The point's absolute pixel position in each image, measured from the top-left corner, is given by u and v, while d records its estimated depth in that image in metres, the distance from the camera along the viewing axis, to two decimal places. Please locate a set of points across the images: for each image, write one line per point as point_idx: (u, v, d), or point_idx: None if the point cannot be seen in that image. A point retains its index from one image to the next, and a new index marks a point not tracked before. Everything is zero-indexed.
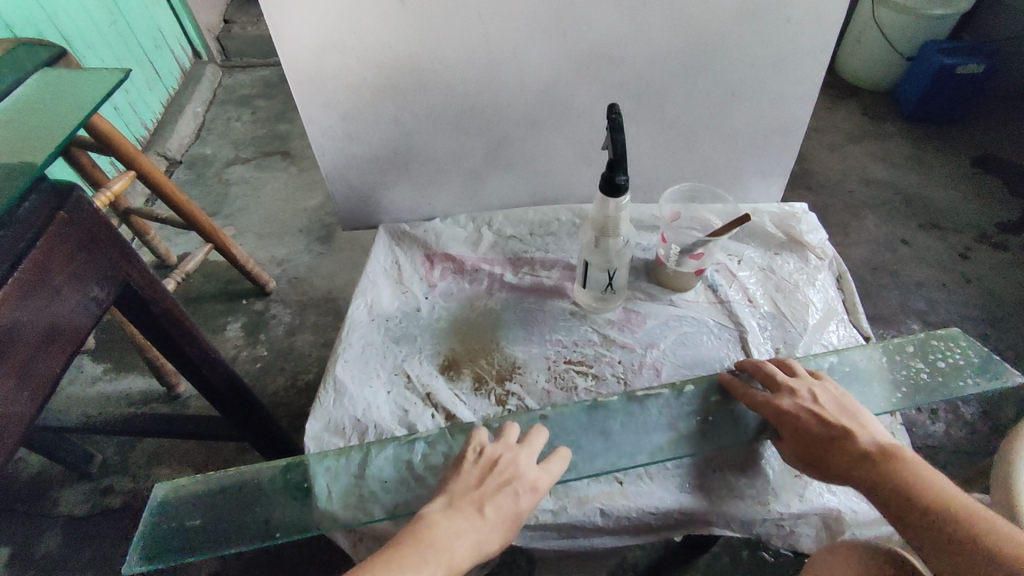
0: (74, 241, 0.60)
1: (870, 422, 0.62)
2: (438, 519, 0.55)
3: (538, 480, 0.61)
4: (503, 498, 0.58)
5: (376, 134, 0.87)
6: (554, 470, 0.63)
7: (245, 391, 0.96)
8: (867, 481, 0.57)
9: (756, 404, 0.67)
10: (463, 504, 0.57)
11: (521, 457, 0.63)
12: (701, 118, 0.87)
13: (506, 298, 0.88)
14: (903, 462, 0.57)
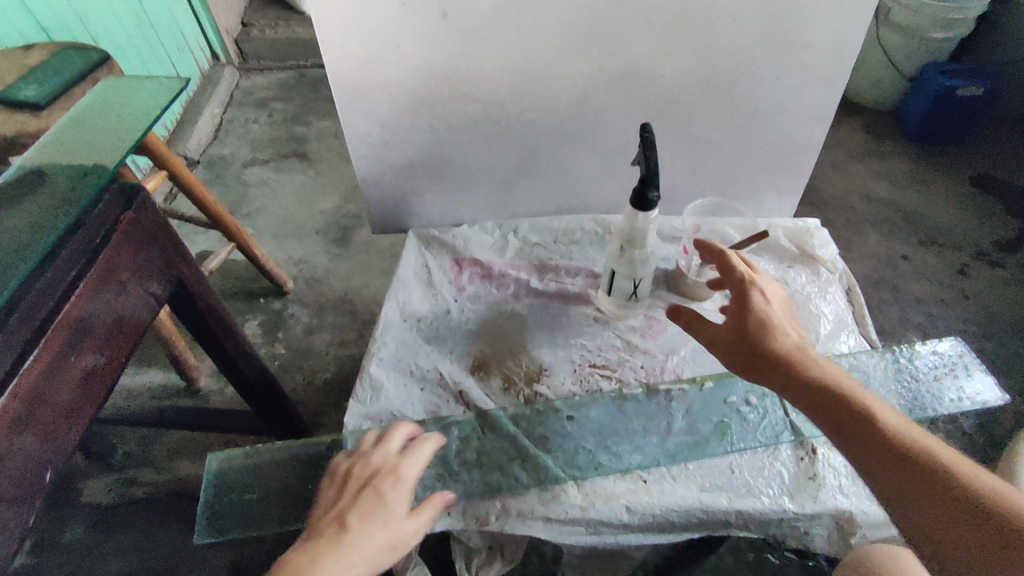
0: (138, 239, 0.63)
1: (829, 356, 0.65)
2: (295, 555, 0.57)
3: (399, 468, 0.64)
4: (360, 503, 0.60)
5: (411, 142, 0.91)
6: (415, 463, 0.65)
7: (275, 387, 0.99)
8: (821, 404, 0.60)
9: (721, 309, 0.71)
10: (325, 525, 0.59)
11: (371, 459, 0.65)
12: (722, 134, 0.91)
13: (532, 303, 0.92)
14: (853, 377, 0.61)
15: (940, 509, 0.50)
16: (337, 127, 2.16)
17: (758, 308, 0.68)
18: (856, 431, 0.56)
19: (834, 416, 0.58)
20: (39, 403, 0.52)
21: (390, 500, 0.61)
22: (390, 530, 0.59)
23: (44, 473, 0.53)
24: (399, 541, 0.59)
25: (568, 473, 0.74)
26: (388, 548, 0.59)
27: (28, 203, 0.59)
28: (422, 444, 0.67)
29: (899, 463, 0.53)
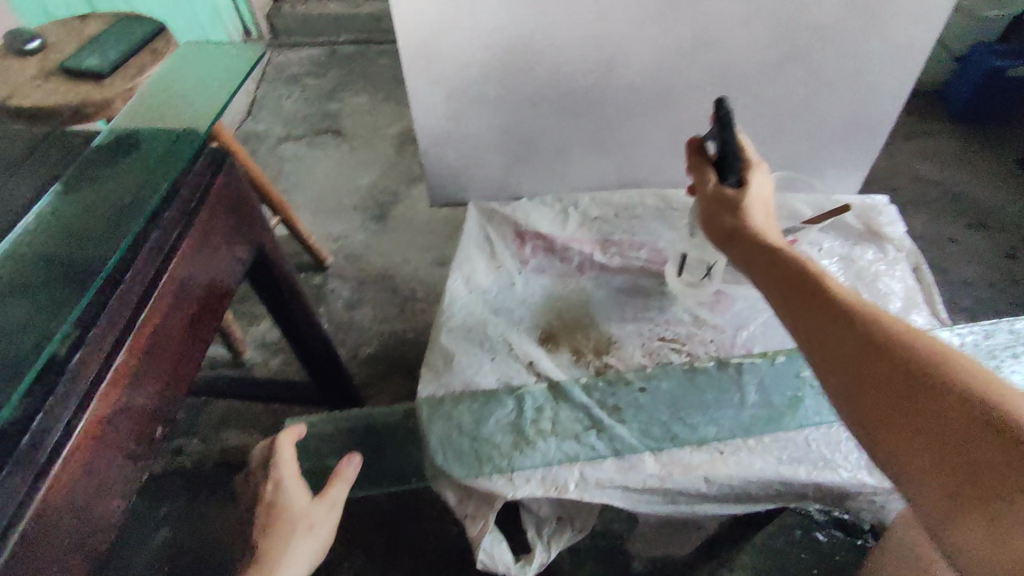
0: (226, 204, 0.63)
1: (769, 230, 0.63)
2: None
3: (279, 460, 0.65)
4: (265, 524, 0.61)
5: (478, 115, 0.90)
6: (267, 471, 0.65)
7: (335, 357, 1.00)
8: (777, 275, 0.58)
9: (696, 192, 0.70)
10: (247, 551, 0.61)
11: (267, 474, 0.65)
12: (793, 111, 0.90)
13: (596, 277, 0.91)
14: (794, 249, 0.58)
15: (897, 387, 0.45)
16: (370, 103, 2.15)
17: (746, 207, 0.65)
18: (818, 305, 0.52)
19: (802, 296, 0.54)
20: (153, 358, 0.53)
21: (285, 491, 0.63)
22: (300, 517, 0.61)
23: (157, 432, 0.54)
24: (318, 527, 0.61)
25: (644, 443, 0.74)
26: (306, 533, 0.61)
27: (122, 166, 0.59)
28: (276, 444, 0.66)
29: (854, 338, 0.48)
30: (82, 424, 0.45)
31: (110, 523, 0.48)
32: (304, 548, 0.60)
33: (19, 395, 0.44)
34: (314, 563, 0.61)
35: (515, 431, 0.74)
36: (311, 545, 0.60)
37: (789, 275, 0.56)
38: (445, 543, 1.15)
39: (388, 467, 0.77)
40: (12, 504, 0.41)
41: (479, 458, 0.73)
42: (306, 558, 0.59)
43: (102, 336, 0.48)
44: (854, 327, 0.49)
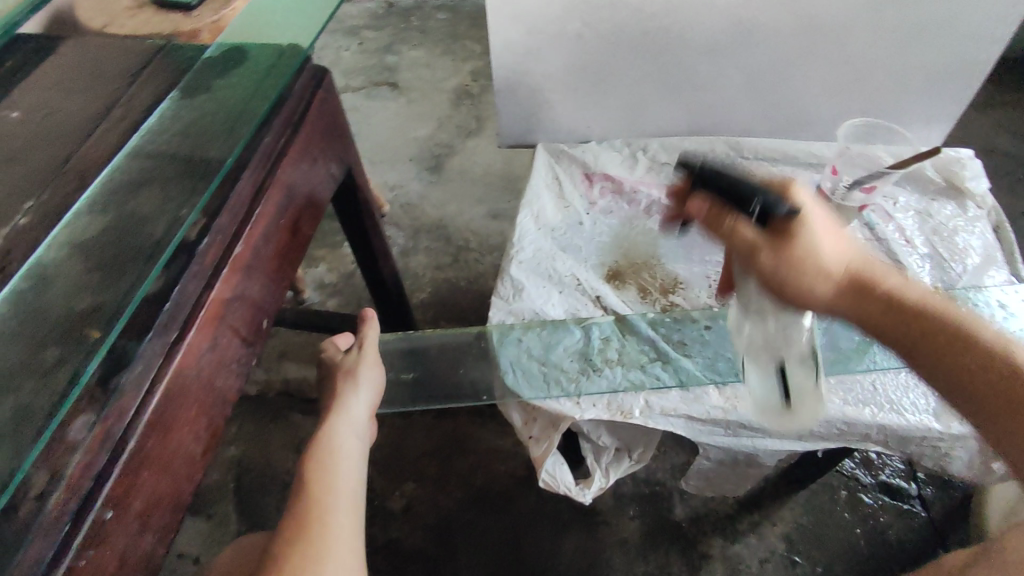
0: (325, 119, 0.67)
1: (841, 246, 0.60)
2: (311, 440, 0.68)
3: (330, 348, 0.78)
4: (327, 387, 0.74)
5: (557, 53, 0.90)
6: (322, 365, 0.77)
7: (401, 291, 1.02)
8: (896, 320, 0.57)
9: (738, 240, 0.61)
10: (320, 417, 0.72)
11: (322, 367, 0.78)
12: (881, 56, 0.88)
13: (663, 221, 0.93)
14: (860, 278, 0.59)
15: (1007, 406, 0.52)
16: (427, 57, 2.15)
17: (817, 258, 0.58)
18: (933, 345, 0.55)
19: (914, 327, 0.56)
20: (262, 254, 0.56)
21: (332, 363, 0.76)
22: (342, 375, 0.73)
23: (264, 322, 0.58)
24: (357, 373, 0.73)
25: (710, 377, 0.75)
26: (351, 381, 0.72)
27: (234, 76, 0.61)
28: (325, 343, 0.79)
29: (977, 376, 0.53)
30: (208, 304, 0.49)
31: (225, 400, 0.53)
32: (352, 389, 0.72)
33: (155, 273, 0.48)
34: (371, 397, 0.73)
35: (582, 359, 0.78)
36: (357, 386, 0.72)
37: (886, 309, 0.57)
38: (494, 478, 1.19)
39: (458, 385, 0.80)
40: (153, 366, 0.45)
41: (547, 380, 0.76)
42: (355, 397, 0.71)
43: (222, 227, 0.52)
44: (962, 355, 0.54)
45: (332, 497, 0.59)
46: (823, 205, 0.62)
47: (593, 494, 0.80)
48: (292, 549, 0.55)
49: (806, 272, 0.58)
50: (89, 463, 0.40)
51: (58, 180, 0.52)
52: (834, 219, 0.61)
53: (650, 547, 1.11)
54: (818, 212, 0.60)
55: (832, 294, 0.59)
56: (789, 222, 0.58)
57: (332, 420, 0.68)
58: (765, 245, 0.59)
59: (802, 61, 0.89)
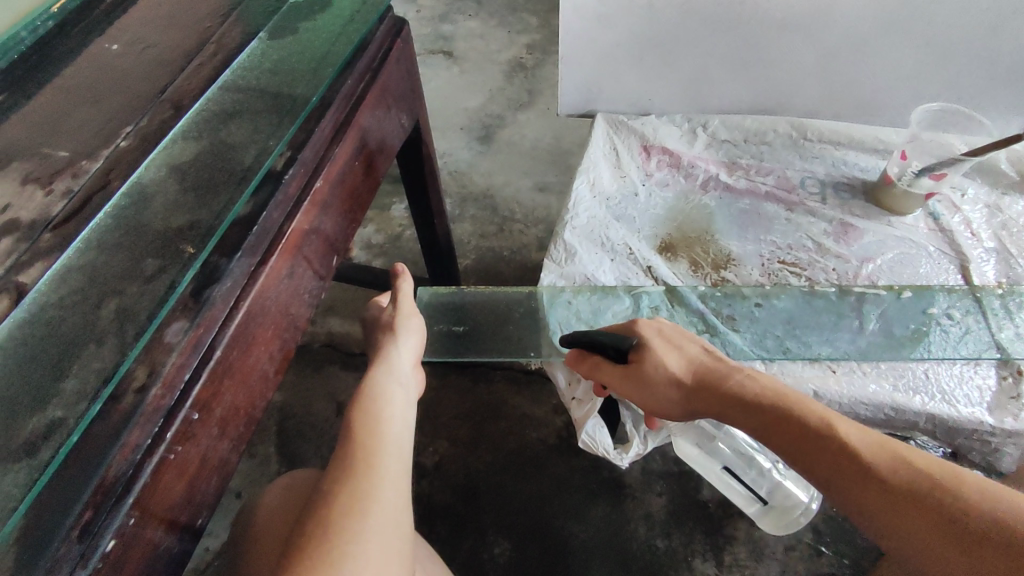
0: (401, 71, 0.69)
1: (681, 347, 0.65)
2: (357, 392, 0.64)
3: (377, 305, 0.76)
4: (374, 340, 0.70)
5: (626, 21, 0.90)
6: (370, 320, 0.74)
7: (450, 251, 1.05)
8: (749, 411, 0.57)
9: (602, 368, 0.68)
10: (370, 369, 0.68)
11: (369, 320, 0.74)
12: (963, 41, 0.85)
13: (719, 197, 0.92)
14: (706, 375, 0.62)
15: (895, 505, 0.46)
16: (483, 28, 2.14)
17: (659, 364, 0.64)
18: (781, 437, 0.54)
19: (764, 424, 0.56)
20: (336, 192, 0.59)
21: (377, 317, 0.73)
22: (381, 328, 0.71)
23: (333, 259, 0.61)
24: (397, 323, 0.70)
25: (756, 351, 0.76)
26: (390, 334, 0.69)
27: (320, 20, 0.65)
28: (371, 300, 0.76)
29: (814, 450, 0.51)
30: (290, 232, 0.52)
31: (297, 327, 0.56)
32: (393, 340, 0.68)
33: (247, 196, 0.51)
34: (414, 349, 0.69)
35: None
36: (398, 337, 0.69)
37: (735, 404, 0.58)
38: (524, 443, 1.21)
39: (505, 341, 0.78)
40: (241, 282, 0.48)
41: None
42: (397, 348, 0.68)
43: (305, 161, 0.55)
44: (815, 446, 0.52)
45: (378, 442, 0.56)
46: (678, 330, 0.68)
47: (630, 459, 0.81)
48: (338, 487, 0.52)
49: (657, 387, 0.64)
50: (182, 365, 0.43)
51: (156, 108, 0.55)
52: (688, 334, 0.67)
53: (674, 524, 1.12)
54: (666, 334, 0.66)
55: (689, 401, 0.62)
56: (634, 350, 0.66)
57: (377, 371, 0.64)
58: (624, 369, 0.66)
59: (879, 42, 0.86)
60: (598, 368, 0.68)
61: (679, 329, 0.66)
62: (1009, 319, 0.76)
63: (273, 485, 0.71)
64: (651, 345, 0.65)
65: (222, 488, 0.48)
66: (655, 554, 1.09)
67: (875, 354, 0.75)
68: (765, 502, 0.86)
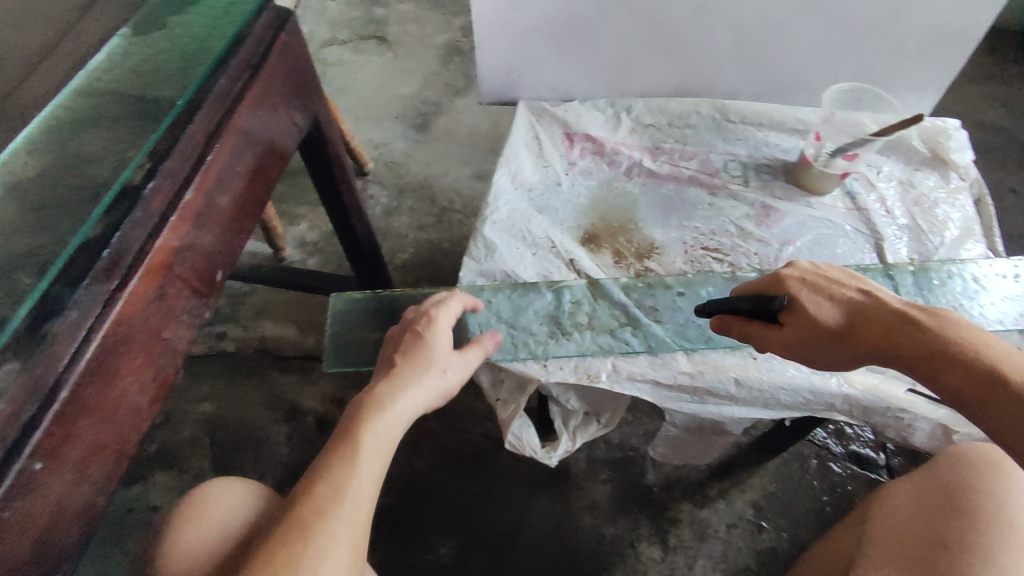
0: (288, 66, 0.64)
1: (840, 291, 0.61)
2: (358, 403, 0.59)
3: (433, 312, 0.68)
4: (413, 346, 0.65)
5: (539, 4, 0.86)
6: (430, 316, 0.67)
7: (376, 250, 1.02)
8: (916, 357, 0.56)
9: (745, 327, 0.64)
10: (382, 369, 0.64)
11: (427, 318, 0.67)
12: (873, 19, 0.84)
13: (643, 183, 0.90)
14: (867, 322, 0.59)
15: None
16: (415, 11, 2.07)
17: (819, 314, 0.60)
18: (954, 383, 0.53)
19: (930, 368, 0.55)
20: (216, 198, 0.55)
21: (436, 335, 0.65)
22: (440, 360, 0.63)
23: (215, 274, 0.57)
24: (438, 361, 0.64)
25: (679, 343, 0.75)
26: (442, 373, 0.63)
27: (191, 12, 0.60)
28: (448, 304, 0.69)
29: (994, 396, 0.51)
30: (155, 251, 0.48)
31: (176, 351, 0.52)
32: (426, 373, 0.62)
33: (97, 215, 0.47)
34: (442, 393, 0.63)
35: (552, 322, 0.77)
36: (431, 375, 0.62)
37: (903, 354, 0.57)
38: (467, 439, 1.19)
39: None
40: (95, 310, 0.44)
41: (514, 342, 0.75)
42: (430, 383, 0.62)
43: (171, 171, 0.51)
44: (986, 392, 0.51)
45: (363, 502, 0.52)
46: (825, 270, 0.64)
47: (559, 457, 0.79)
48: (297, 534, 0.48)
49: (812, 342, 0.61)
50: (17, 412, 0.39)
51: None
52: (835, 275, 0.63)
53: (619, 511, 1.13)
54: (815, 280, 0.62)
55: (853, 352, 0.60)
56: (785, 308, 0.62)
57: (388, 399, 0.59)
58: (770, 329, 0.63)
59: (793, 19, 0.85)
60: (748, 333, 0.64)
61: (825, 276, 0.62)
62: (921, 296, 0.78)
63: (180, 500, 0.65)
64: (804, 299, 0.61)
65: (87, 536, 0.44)
66: (601, 542, 1.09)
67: None
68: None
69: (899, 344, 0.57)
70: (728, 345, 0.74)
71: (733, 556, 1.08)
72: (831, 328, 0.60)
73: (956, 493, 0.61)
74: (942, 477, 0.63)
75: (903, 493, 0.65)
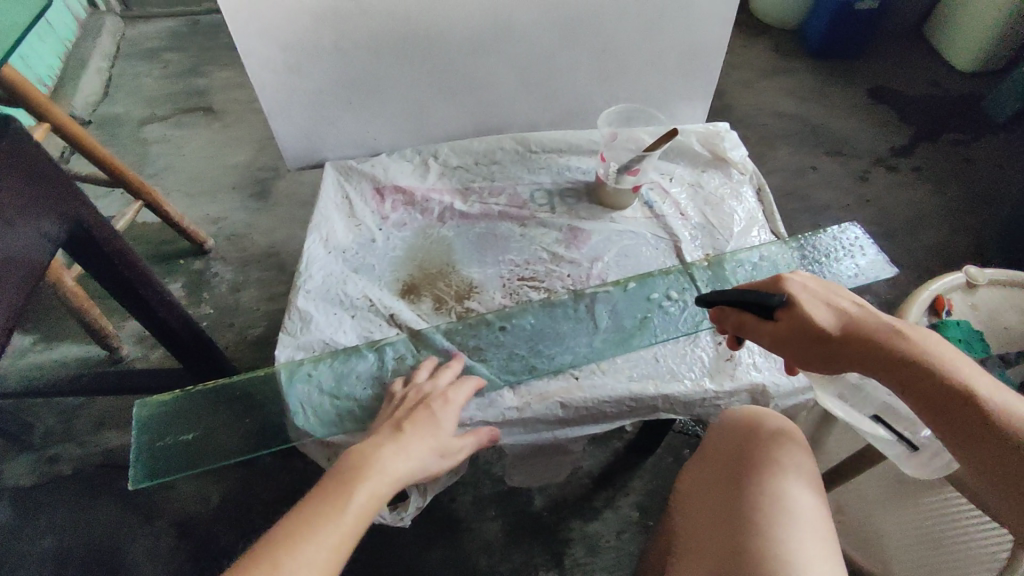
0: (13, 175, 0.60)
1: (836, 299, 0.58)
2: (358, 455, 0.58)
3: (447, 393, 0.69)
4: (419, 412, 0.65)
5: (319, 67, 0.87)
6: (449, 389, 0.69)
7: (203, 336, 0.95)
8: (901, 374, 0.53)
9: (739, 317, 0.62)
10: (382, 429, 0.63)
11: (437, 391, 0.69)
12: (630, 46, 0.92)
13: (457, 226, 0.92)
14: (857, 332, 0.56)
15: None
16: (239, 77, 2.01)
17: (816, 319, 0.57)
18: (936, 405, 0.51)
19: (911, 385, 0.53)
20: None
21: (442, 419, 0.65)
22: (440, 440, 0.63)
23: None
24: (442, 434, 0.64)
25: (504, 378, 0.76)
26: (437, 451, 0.62)
27: None
28: (463, 382, 0.70)
29: (973, 423, 0.49)
30: None
31: None
32: (424, 443, 0.62)
33: None
34: (433, 468, 0.62)
35: (375, 383, 0.75)
36: (430, 445, 0.62)
37: (886, 366, 0.54)
38: None
39: (240, 437, 0.74)
40: None
41: (338, 413, 0.73)
42: (426, 455, 0.61)
43: None
44: (958, 414, 0.50)
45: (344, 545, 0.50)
46: (825, 282, 0.61)
47: (411, 515, 0.76)
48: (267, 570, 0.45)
49: (804, 343, 0.57)
50: None
51: None
52: (836, 288, 0.60)
53: (511, 546, 1.11)
54: (816, 288, 0.59)
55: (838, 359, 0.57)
56: (782, 306, 0.58)
57: (385, 457, 0.58)
58: (763, 323, 0.60)
59: (561, 53, 0.91)
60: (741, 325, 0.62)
61: (827, 284, 0.60)
62: (716, 289, 0.85)
63: None
64: (805, 302, 0.58)
65: None
66: None
67: (610, 352, 0.78)
68: (914, 446, 0.69)
69: (892, 357, 0.54)
70: (552, 369, 0.76)
71: (627, 561, 1.10)
72: (825, 333, 0.56)
73: (726, 469, 0.64)
74: (717, 454, 0.66)
75: (700, 475, 0.67)
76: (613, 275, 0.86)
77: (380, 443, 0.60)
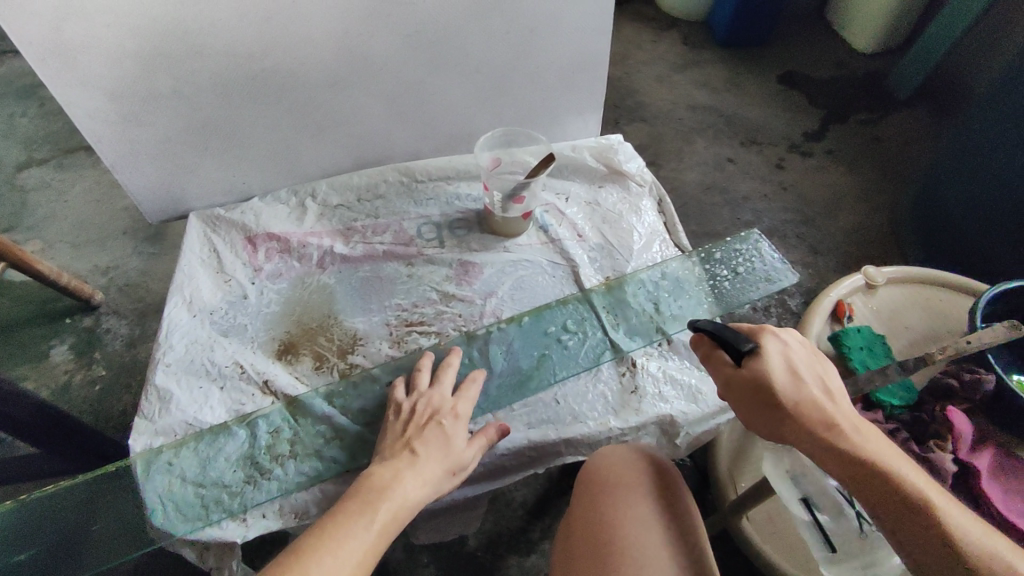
0: None
1: (803, 370, 0.53)
2: (379, 471, 0.55)
3: (455, 408, 0.64)
4: (430, 428, 0.60)
5: (162, 114, 0.77)
6: (462, 395, 0.66)
7: (66, 415, 0.78)
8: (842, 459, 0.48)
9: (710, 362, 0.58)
10: (395, 448, 0.58)
11: (448, 403, 0.64)
12: (507, 62, 0.87)
13: (338, 271, 0.85)
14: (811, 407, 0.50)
15: None
16: None
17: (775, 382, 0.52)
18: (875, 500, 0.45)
19: (851, 472, 0.47)
20: None
21: (453, 436, 0.60)
22: (453, 456, 0.59)
23: None
24: (456, 445, 0.60)
25: None
26: (451, 473, 0.58)
27: None
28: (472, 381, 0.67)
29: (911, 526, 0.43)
30: None
31: None
32: (445, 459, 0.58)
33: None
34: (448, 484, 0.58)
35: (246, 463, 0.68)
36: (449, 458, 0.58)
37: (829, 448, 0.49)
38: None
39: (83, 549, 0.64)
40: None
41: (205, 504, 0.65)
42: (444, 472, 0.57)
43: None
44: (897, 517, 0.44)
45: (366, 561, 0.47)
46: (808, 353, 0.55)
47: None
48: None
49: (757, 402, 0.53)
50: None
51: None
52: (816, 362, 0.54)
53: None
54: (793, 353, 0.54)
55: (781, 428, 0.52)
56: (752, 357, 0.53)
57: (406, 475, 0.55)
58: (729, 371, 0.55)
59: (432, 79, 0.85)
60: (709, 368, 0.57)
61: (807, 354, 0.54)
62: (617, 315, 0.81)
63: None
64: (773, 359, 0.53)
65: None
66: None
67: (508, 398, 0.73)
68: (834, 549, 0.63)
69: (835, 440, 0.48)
70: None
71: None
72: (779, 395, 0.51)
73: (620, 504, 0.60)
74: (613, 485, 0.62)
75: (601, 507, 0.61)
76: (509, 310, 0.81)
77: (397, 461, 0.56)
